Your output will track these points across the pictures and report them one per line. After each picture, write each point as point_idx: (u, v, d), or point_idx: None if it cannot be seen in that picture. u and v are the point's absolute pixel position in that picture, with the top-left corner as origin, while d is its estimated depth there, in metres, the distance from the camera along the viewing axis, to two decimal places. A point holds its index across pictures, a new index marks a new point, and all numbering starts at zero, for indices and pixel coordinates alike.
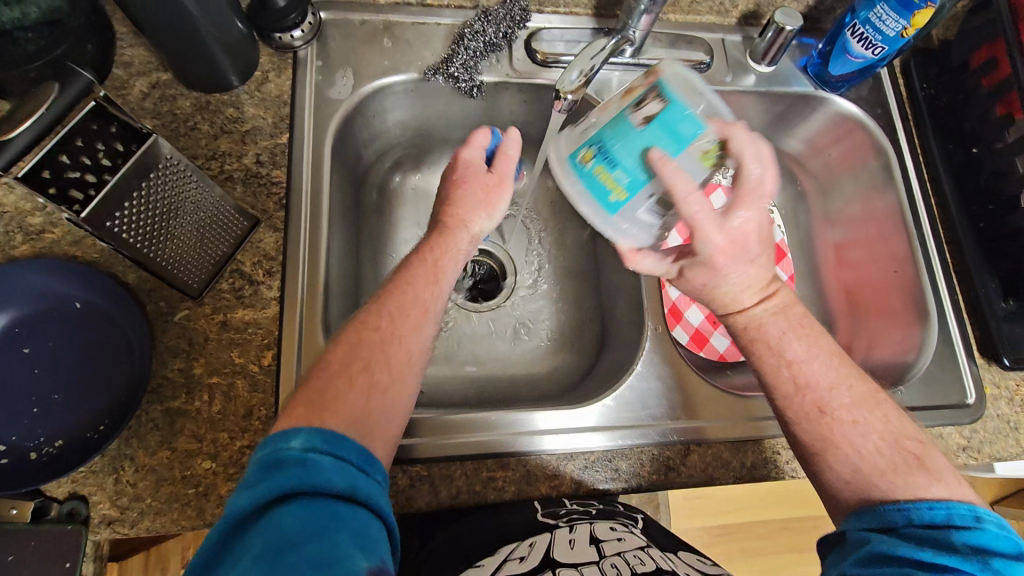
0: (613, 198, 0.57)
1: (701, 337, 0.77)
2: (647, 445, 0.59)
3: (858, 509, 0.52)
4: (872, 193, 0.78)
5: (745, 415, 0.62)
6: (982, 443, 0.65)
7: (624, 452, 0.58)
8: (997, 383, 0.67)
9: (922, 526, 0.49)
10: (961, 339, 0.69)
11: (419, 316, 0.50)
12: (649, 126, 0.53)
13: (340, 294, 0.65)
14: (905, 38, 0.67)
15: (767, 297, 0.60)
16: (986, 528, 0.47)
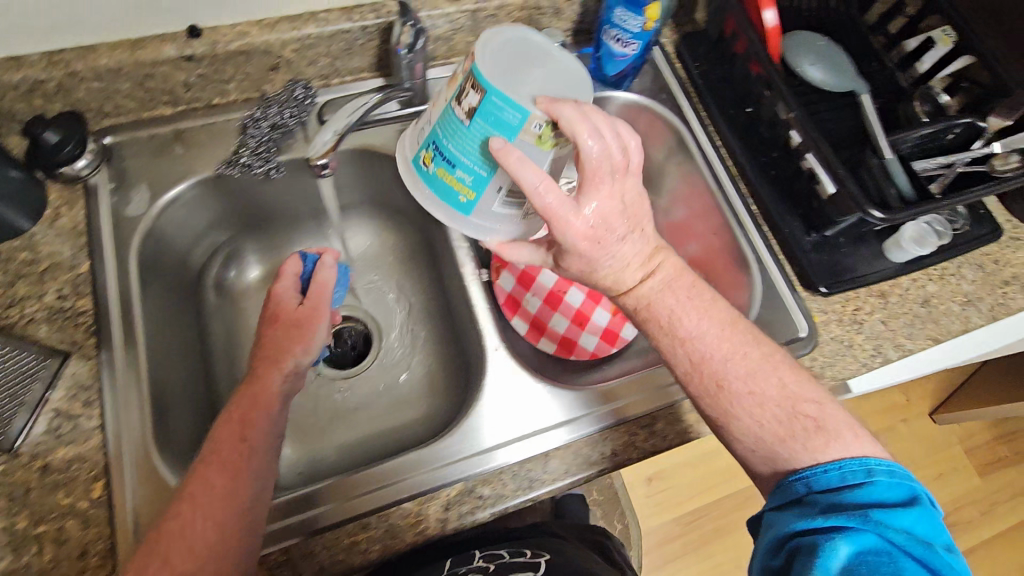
0: (463, 197, 0.61)
1: (568, 342, 0.84)
2: (602, 430, 0.62)
3: (778, 481, 0.54)
4: (679, 167, 0.83)
5: (602, 403, 0.63)
6: (823, 368, 0.69)
7: (585, 441, 0.62)
8: (824, 308, 0.72)
9: (822, 491, 0.51)
10: (782, 279, 0.73)
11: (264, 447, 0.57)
12: (472, 121, 0.55)
13: (183, 403, 0.65)
14: (649, 33, 0.72)
15: (651, 273, 0.59)
16: (877, 481, 0.50)
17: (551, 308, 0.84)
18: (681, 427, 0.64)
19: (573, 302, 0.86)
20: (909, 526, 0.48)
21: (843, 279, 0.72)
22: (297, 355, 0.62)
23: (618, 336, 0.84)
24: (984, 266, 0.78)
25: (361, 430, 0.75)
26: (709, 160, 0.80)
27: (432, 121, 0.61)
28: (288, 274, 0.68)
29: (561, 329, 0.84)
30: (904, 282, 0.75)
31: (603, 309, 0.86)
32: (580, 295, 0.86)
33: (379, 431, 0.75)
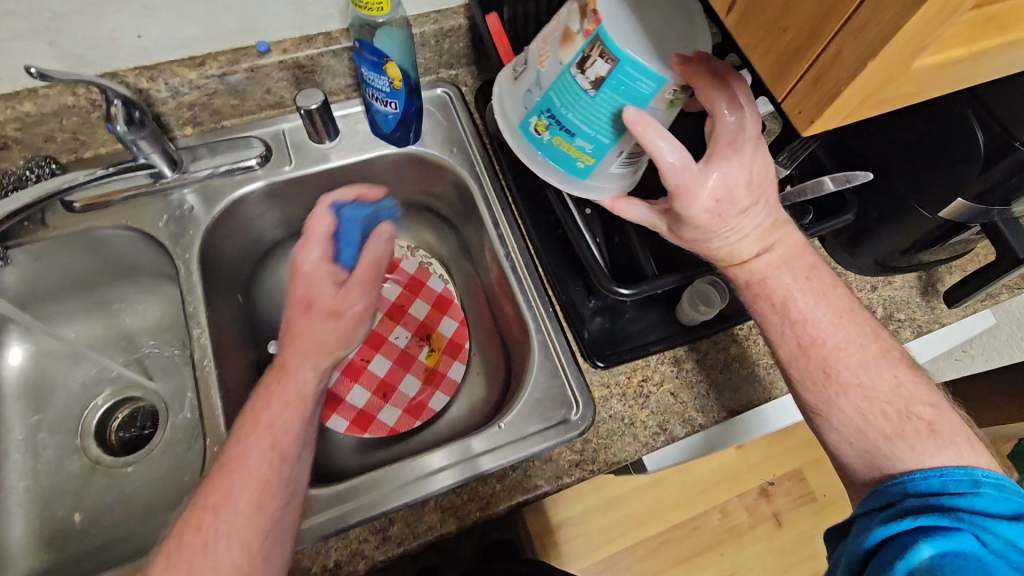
0: (580, 164, 0.57)
1: (365, 418, 0.77)
2: (557, 445, 0.62)
3: (885, 481, 0.49)
4: (478, 226, 0.78)
5: (340, 503, 0.58)
6: (596, 451, 0.63)
7: (538, 460, 0.62)
8: (604, 382, 0.66)
9: (920, 491, 0.46)
10: (564, 348, 0.67)
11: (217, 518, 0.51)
12: (600, 92, 0.49)
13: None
14: (402, 88, 0.66)
15: (768, 248, 0.54)
16: (982, 493, 0.44)
17: (349, 381, 0.79)
18: (420, 529, 0.58)
19: (377, 372, 0.80)
20: (1011, 543, 0.42)
21: (622, 349, 0.66)
22: (338, 346, 0.64)
23: (422, 410, 0.78)
24: None
25: (124, 528, 0.71)
26: (496, 220, 0.74)
27: (541, 82, 0.55)
28: (367, 254, 0.70)
29: (359, 403, 0.78)
30: (701, 347, 0.69)
31: (412, 379, 0.81)
32: (386, 364, 0.81)
33: (143, 529, 0.70)
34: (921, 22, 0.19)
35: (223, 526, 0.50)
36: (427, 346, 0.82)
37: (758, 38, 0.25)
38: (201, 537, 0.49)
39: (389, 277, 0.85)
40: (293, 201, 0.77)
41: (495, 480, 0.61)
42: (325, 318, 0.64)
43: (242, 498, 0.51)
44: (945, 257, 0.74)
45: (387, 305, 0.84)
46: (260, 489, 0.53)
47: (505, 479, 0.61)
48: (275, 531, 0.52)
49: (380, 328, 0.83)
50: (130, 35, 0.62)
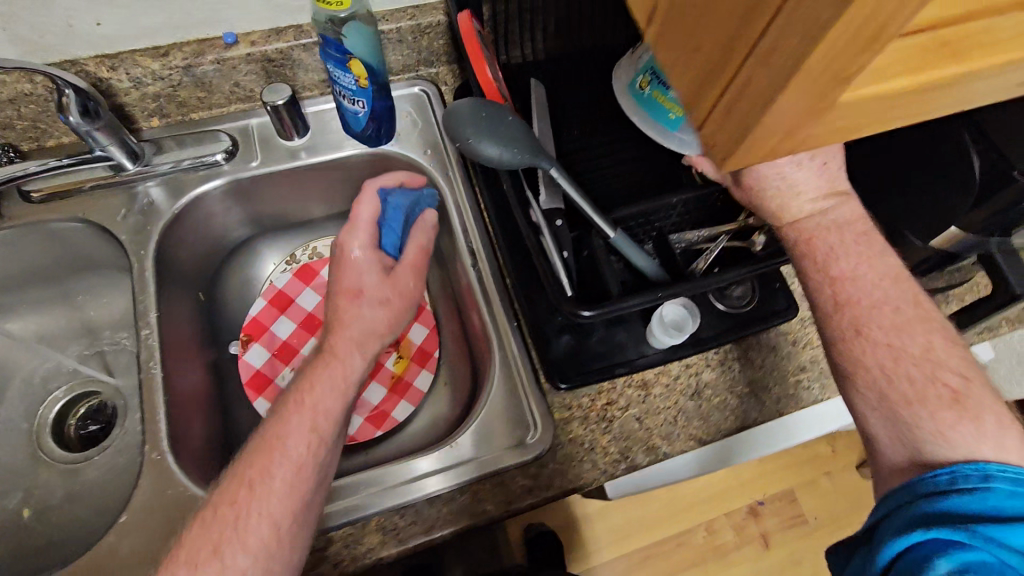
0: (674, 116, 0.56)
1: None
2: (530, 462, 0.60)
3: (904, 481, 0.43)
4: (449, 232, 0.75)
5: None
6: (551, 477, 0.60)
7: (510, 473, 0.60)
8: (567, 405, 0.63)
9: (952, 495, 0.40)
10: (526, 365, 0.64)
11: (236, 524, 0.49)
12: None
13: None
14: (367, 88, 0.64)
15: (825, 209, 0.50)
16: (994, 488, 0.40)
17: None
18: (361, 549, 0.56)
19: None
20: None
21: (585, 370, 0.63)
22: (366, 347, 0.62)
23: (386, 418, 0.75)
24: (776, 347, 0.68)
25: (71, 527, 0.69)
26: (466, 228, 0.72)
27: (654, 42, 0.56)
28: (413, 244, 0.68)
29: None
30: (672, 370, 0.66)
31: (378, 386, 0.77)
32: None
33: (89, 528, 0.68)
34: (835, 43, 0.16)
35: (239, 528, 0.49)
36: (396, 353, 0.79)
37: (667, 56, 0.22)
38: (214, 535, 0.49)
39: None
40: (264, 197, 0.75)
41: (443, 503, 0.58)
42: (373, 308, 0.63)
43: (257, 511, 0.50)
44: (942, 285, 0.70)
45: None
46: (268, 511, 0.50)
47: (455, 501, 0.58)
48: (292, 547, 0.50)
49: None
50: (87, 22, 0.59)
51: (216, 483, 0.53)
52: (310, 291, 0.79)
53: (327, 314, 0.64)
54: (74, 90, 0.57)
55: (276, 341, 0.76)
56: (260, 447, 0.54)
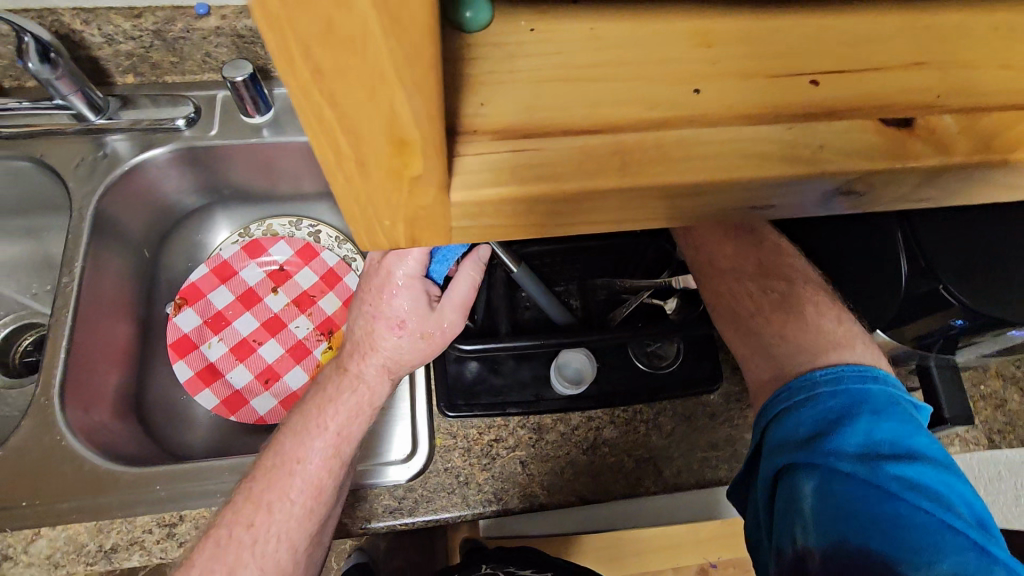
0: None
1: (237, 401, 0.74)
2: (432, 473, 0.59)
3: (760, 406, 0.45)
4: None
5: (142, 487, 0.56)
6: (416, 503, 0.58)
7: (427, 478, 0.59)
8: (452, 433, 0.61)
9: (789, 414, 0.41)
10: (425, 384, 0.64)
11: (245, 547, 0.49)
12: None
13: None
14: None
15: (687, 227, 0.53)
16: (822, 395, 0.41)
17: (235, 359, 0.77)
18: None
19: (266, 357, 0.78)
20: (866, 445, 0.38)
21: (476, 400, 0.61)
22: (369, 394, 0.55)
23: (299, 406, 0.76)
24: (690, 418, 0.63)
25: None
26: None
27: None
28: (466, 278, 0.53)
29: (236, 384, 0.75)
30: (573, 419, 0.62)
31: (299, 372, 0.79)
32: (278, 350, 0.79)
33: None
34: (348, 136, 0.13)
35: (256, 552, 0.50)
36: (325, 343, 0.80)
37: None
38: (229, 558, 0.49)
39: (306, 264, 0.83)
40: (222, 167, 0.76)
41: None
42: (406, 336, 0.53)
43: (275, 531, 0.50)
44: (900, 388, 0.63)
45: (296, 292, 0.82)
46: (280, 528, 0.51)
47: None
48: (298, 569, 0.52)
49: (283, 314, 0.81)
50: None
51: (250, 484, 0.52)
52: (255, 266, 0.81)
53: (355, 337, 0.55)
54: (39, 46, 0.59)
55: (210, 309, 0.78)
56: (264, 475, 0.52)
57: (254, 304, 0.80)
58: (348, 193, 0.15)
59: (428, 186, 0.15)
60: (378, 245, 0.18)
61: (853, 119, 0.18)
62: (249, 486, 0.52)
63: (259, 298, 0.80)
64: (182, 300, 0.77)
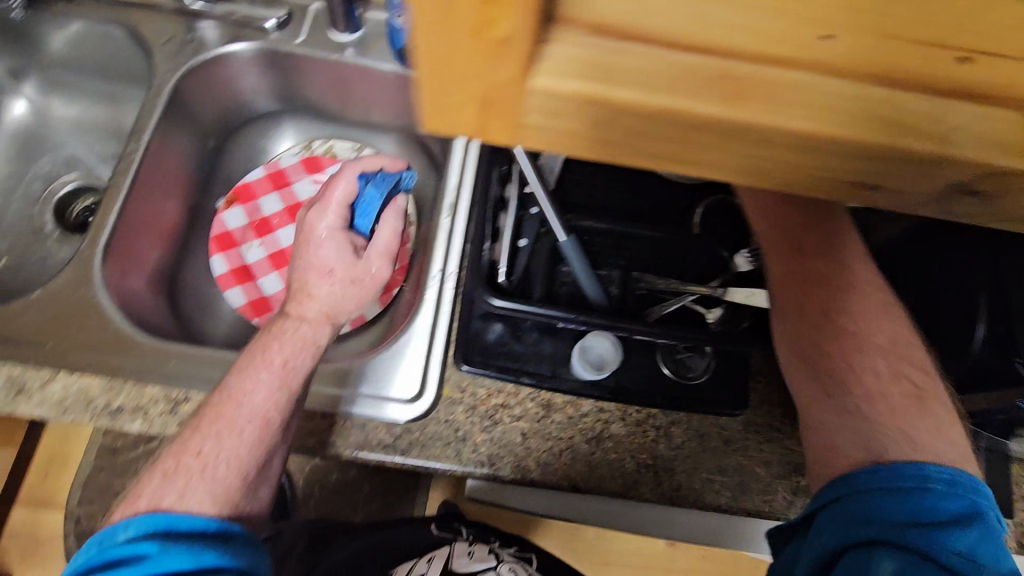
0: None
1: (263, 306, 0.74)
2: (433, 420, 0.59)
3: (835, 473, 0.42)
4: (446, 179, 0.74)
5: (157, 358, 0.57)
6: (410, 445, 0.58)
7: (426, 425, 0.58)
8: (461, 387, 0.60)
9: (867, 497, 0.39)
10: (446, 333, 0.63)
11: (200, 468, 0.50)
12: None
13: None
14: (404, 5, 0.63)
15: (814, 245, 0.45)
16: (935, 488, 0.38)
17: (270, 266, 0.76)
18: None
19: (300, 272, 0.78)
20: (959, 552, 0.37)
21: (493, 362, 0.59)
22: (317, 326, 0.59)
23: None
24: (704, 437, 0.60)
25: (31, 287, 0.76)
26: (455, 182, 0.69)
27: None
28: (388, 223, 0.64)
29: (265, 290, 0.75)
30: (584, 406, 0.60)
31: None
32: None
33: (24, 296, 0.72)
34: None
35: (207, 476, 0.50)
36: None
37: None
38: (179, 484, 0.49)
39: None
40: (300, 77, 0.77)
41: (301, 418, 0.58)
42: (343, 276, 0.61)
43: (225, 456, 0.51)
44: None
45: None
46: (232, 446, 0.51)
47: (312, 422, 0.59)
48: (247, 496, 0.52)
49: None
50: None
51: (196, 416, 0.52)
52: (309, 180, 0.81)
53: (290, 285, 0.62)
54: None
55: (258, 212, 0.79)
56: (215, 411, 0.52)
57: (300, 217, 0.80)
58: (430, 49, 0.14)
59: (513, 55, 0.14)
60: (442, 124, 0.17)
61: (1007, 110, 0.16)
62: (191, 420, 0.52)
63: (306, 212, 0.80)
64: (231, 198, 0.78)
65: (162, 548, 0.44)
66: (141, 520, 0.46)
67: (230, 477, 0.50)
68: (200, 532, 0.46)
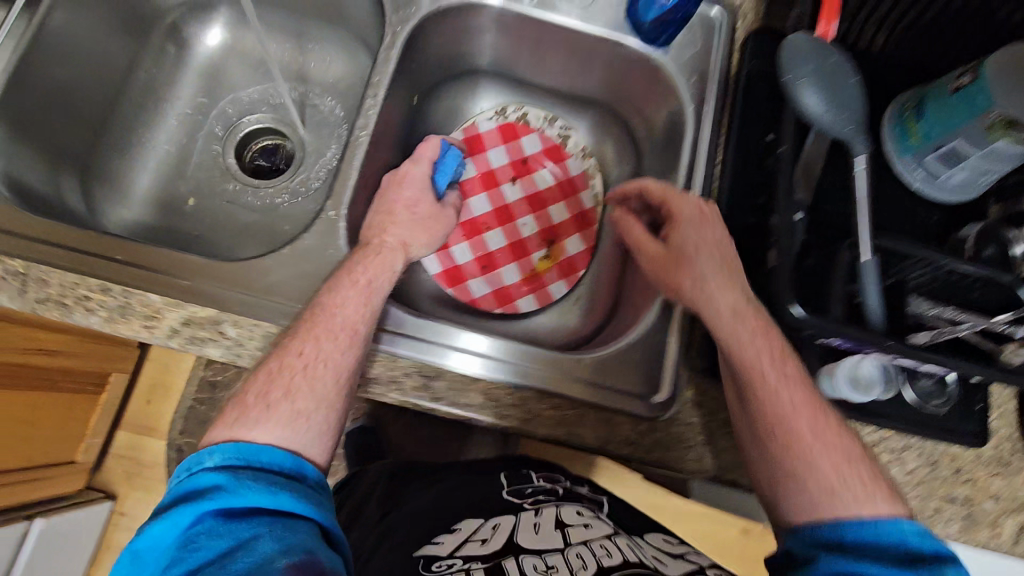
0: (910, 139, 0.61)
1: (458, 277, 0.76)
2: (676, 420, 0.58)
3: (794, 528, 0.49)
4: (668, 162, 0.70)
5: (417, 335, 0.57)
6: (655, 444, 0.57)
7: (669, 424, 0.58)
8: (703, 389, 0.59)
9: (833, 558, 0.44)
10: (686, 331, 0.60)
11: (305, 368, 0.50)
12: (953, 95, 0.55)
13: (62, 118, 0.63)
14: None
15: None
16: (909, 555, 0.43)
17: (463, 237, 0.77)
18: (459, 400, 0.56)
19: (489, 244, 0.78)
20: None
21: None
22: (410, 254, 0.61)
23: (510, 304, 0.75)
24: (934, 465, 0.61)
25: (219, 251, 0.72)
26: (692, 169, 0.65)
27: (940, 80, 0.59)
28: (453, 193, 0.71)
29: (458, 260, 0.76)
30: None
31: (514, 269, 0.78)
32: (502, 242, 0.78)
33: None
34: None
35: (306, 376, 0.50)
36: (546, 250, 0.79)
37: None
38: (285, 381, 0.50)
39: (550, 166, 0.80)
40: (517, 36, 0.72)
41: (548, 405, 0.57)
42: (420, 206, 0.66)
43: (321, 359, 0.51)
44: None
45: (532, 189, 0.80)
46: (327, 344, 0.51)
47: (560, 411, 0.57)
48: (343, 398, 0.51)
49: (515, 207, 0.80)
50: None
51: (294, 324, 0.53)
52: (503, 150, 0.80)
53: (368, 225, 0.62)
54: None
55: None
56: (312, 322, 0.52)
57: (492, 186, 0.79)
58: None
59: None
60: None
61: None
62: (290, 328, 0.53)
63: (499, 182, 0.79)
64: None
65: (234, 482, 0.43)
66: (230, 448, 0.45)
67: (325, 380, 0.50)
68: (278, 471, 0.45)
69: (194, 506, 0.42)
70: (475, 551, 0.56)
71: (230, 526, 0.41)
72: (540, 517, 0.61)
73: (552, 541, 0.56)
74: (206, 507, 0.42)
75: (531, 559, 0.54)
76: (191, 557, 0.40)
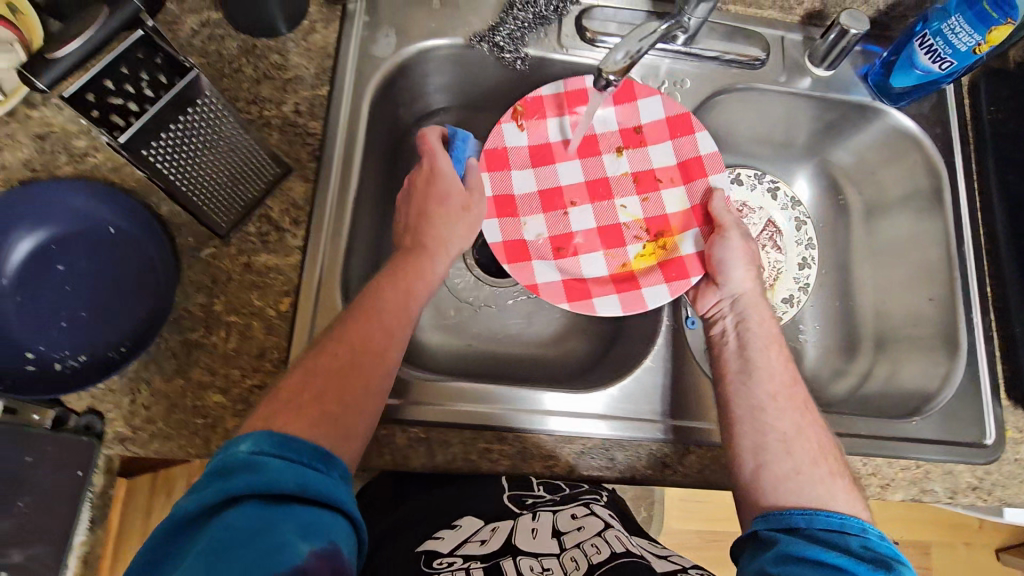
0: None
1: (518, 253, 0.66)
2: (1003, 459, 0.65)
3: (760, 511, 0.52)
4: (916, 216, 0.73)
5: None
6: (993, 485, 0.64)
7: (1000, 460, 0.65)
8: (1020, 427, 0.66)
9: (819, 536, 0.49)
10: (989, 378, 0.67)
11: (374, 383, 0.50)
12: None
13: (365, 264, 0.66)
14: (978, 55, 0.62)
15: None
16: (868, 537, 0.48)
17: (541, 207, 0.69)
18: None
19: (569, 223, 0.69)
20: (873, 557, 0.46)
21: None
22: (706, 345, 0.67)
23: (587, 300, 0.64)
24: None
25: (507, 357, 0.74)
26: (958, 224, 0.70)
27: None
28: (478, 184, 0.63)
29: (526, 234, 0.67)
30: None
31: (599, 262, 0.68)
32: (588, 224, 0.69)
33: (516, 371, 0.72)
34: None
35: None
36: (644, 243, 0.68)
37: None
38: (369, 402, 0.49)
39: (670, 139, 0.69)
40: (751, 106, 0.74)
41: (899, 468, 0.63)
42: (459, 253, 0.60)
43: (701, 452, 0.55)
44: None
45: (642, 166, 0.70)
46: None
47: (909, 471, 0.63)
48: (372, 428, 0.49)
49: (615, 183, 0.70)
50: None
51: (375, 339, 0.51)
52: (614, 113, 0.70)
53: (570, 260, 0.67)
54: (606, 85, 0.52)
55: (543, 132, 0.69)
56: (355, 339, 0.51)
57: (590, 156, 0.70)
58: None
59: None
60: None
61: None
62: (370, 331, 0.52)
63: (600, 150, 0.70)
64: (489, 164, 0.67)
65: (281, 477, 0.40)
66: (262, 441, 0.42)
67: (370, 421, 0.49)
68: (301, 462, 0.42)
69: (228, 490, 0.39)
70: (474, 551, 0.55)
71: (265, 510, 0.38)
72: (538, 521, 0.58)
73: (551, 549, 0.55)
74: (235, 487, 0.39)
75: (527, 563, 0.52)
76: (225, 531, 0.37)
